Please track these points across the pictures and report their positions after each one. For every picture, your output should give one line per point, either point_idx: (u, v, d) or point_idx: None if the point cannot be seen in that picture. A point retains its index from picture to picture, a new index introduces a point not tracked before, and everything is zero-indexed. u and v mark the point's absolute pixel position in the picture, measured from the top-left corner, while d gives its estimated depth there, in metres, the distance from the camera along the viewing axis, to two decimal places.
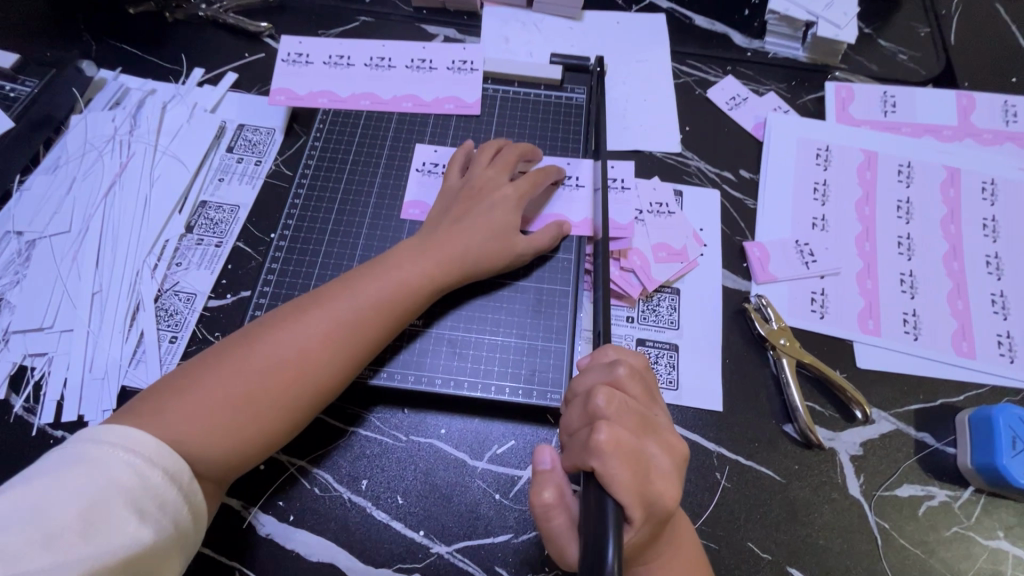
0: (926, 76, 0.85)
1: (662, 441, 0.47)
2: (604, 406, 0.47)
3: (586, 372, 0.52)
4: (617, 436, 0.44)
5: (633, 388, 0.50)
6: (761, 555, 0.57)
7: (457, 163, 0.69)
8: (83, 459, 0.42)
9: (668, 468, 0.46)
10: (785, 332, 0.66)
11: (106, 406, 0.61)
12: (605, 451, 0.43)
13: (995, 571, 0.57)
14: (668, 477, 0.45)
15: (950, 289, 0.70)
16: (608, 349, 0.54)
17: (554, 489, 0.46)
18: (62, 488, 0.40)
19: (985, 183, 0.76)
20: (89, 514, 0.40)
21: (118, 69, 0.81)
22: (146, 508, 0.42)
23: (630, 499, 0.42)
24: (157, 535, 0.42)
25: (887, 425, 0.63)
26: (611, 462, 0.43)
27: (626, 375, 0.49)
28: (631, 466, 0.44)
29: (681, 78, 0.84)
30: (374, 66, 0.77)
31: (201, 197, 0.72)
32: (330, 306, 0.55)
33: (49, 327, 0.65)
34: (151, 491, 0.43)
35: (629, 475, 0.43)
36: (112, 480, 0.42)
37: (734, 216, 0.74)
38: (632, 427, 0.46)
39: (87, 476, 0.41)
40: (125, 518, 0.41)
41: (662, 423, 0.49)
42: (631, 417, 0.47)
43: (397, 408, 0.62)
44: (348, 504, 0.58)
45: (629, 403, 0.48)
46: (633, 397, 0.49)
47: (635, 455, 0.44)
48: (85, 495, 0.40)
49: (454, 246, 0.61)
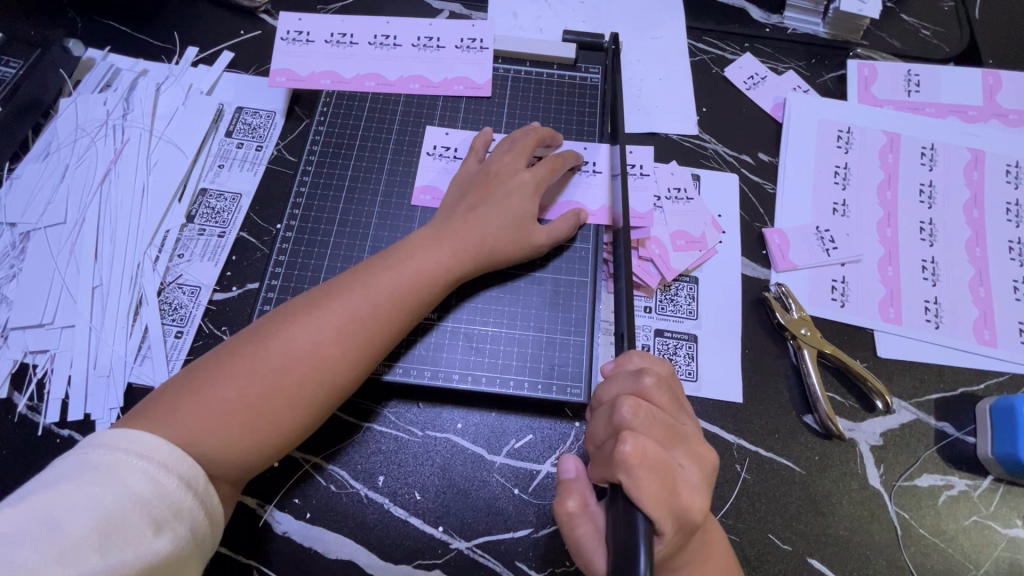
0: (949, 53, 0.82)
1: (690, 451, 0.47)
2: (630, 418, 0.45)
3: (611, 381, 0.50)
4: (643, 447, 0.43)
5: (661, 397, 0.48)
6: (781, 546, 0.57)
7: (479, 150, 0.66)
8: (95, 466, 0.41)
9: (697, 480, 0.46)
10: (806, 321, 0.64)
11: (112, 403, 0.59)
12: (632, 465, 0.43)
13: (1013, 559, 0.57)
14: (696, 487, 0.45)
15: (973, 275, 0.69)
16: (635, 354, 0.52)
17: (577, 498, 0.48)
18: (75, 498, 0.39)
19: (1010, 166, 0.74)
20: (105, 525, 0.39)
21: (106, 48, 0.77)
22: (162, 516, 0.41)
23: (660, 513, 0.42)
24: (174, 544, 0.41)
25: (908, 415, 0.62)
26: (639, 475, 0.42)
27: (653, 384, 0.48)
28: (660, 478, 0.43)
29: (698, 55, 0.81)
30: (378, 45, 0.73)
31: (201, 184, 0.69)
32: (343, 300, 0.53)
33: (49, 323, 0.62)
34: (167, 498, 0.42)
35: (658, 488, 0.43)
36: (126, 488, 0.40)
37: (753, 202, 0.72)
38: (660, 438, 0.46)
39: (100, 484, 0.40)
40: (141, 528, 0.40)
41: (689, 431, 0.48)
42: (658, 427, 0.46)
43: (412, 403, 0.61)
44: (365, 501, 0.57)
45: (656, 413, 0.46)
46: (660, 406, 0.48)
47: (664, 467, 0.44)
48: (100, 505, 0.39)
49: (470, 236, 0.59)
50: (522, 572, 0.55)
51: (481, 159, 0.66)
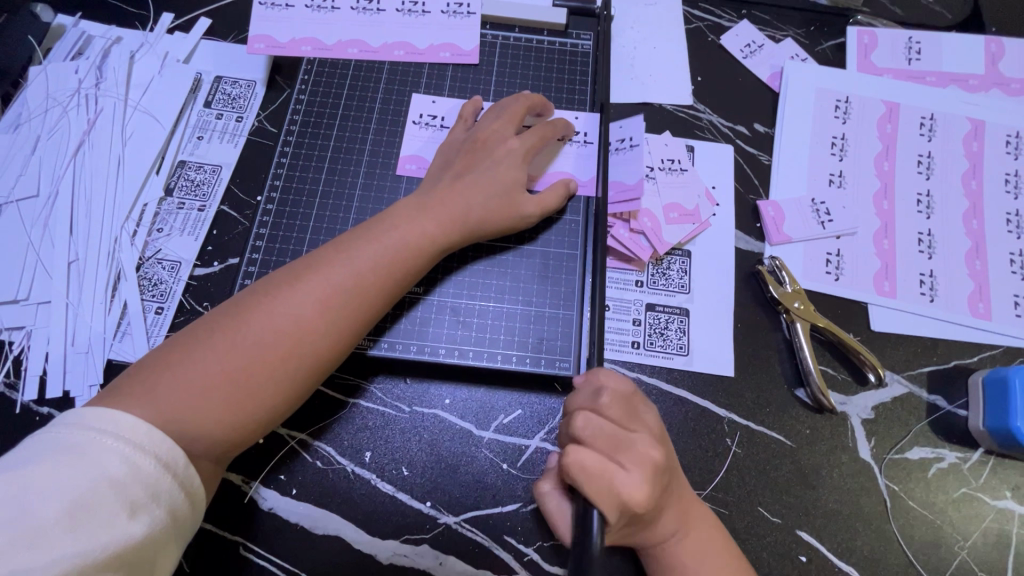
0: (952, 20, 0.80)
1: (638, 457, 0.46)
2: (579, 429, 0.46)
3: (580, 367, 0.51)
4: (586, 455, 0.45)
5: (615, 411, 0.48)
6: (771, 519, 0.57)
7: (466, 118, 0.64)
8: (70, 446, 0.40)
9: (642, 483, 0.44)
10: (799, 295, 0.63)
11: (92, 380, 0.58)
12: (575, 472, 0.44)
13: (1001, 530, 0.57)
14: (643, 486, 0.44)
15: (969, 248, 0.68)
16: (600, 372, 0.50)
17: (551, 481, 0.52)
18: (46, 480, 0.38)
19: (1010, 136, 0.72)
20: (77, 509, 0.38)
21: (77, 14, 0.73)
22: (139, 498, 0.40)
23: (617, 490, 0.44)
24: (151, 527, 0.41)
25: (900, 388, 0.62)
26: (597, 457, 0.44)
27: (609, 401, 0.48)
28: (602, 482, 0.44)
29: (693, 22, 0.78)
30: (361, 10, 0.70)
31: (179, 156, 0.67)
32: (326, 271, 0.51)
33: (25, 300, 0.61)
34: (143, 480, 0.41)
35: (614, 467, 0.44)
36: (100, 471, 0.39)
37: (748, 174, 0.71)
38: (607, 446, 0.46)
39: (73, 466, 0.39)
40: (115, 512, 0.39)
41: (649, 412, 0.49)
42: (605, 437, 0.46)
43: (399, 379, 0.60)
44: (351, 477, 0.56)
45: (605, 426, 0.47)
46: (613, 420, 0.47)
47: (606, 470, 0.44)
48: (72, 489, 0.38)
49: (455, 206, 0.57)
50: (511, 546, 0.55)
51: (468, 128, 0.64)
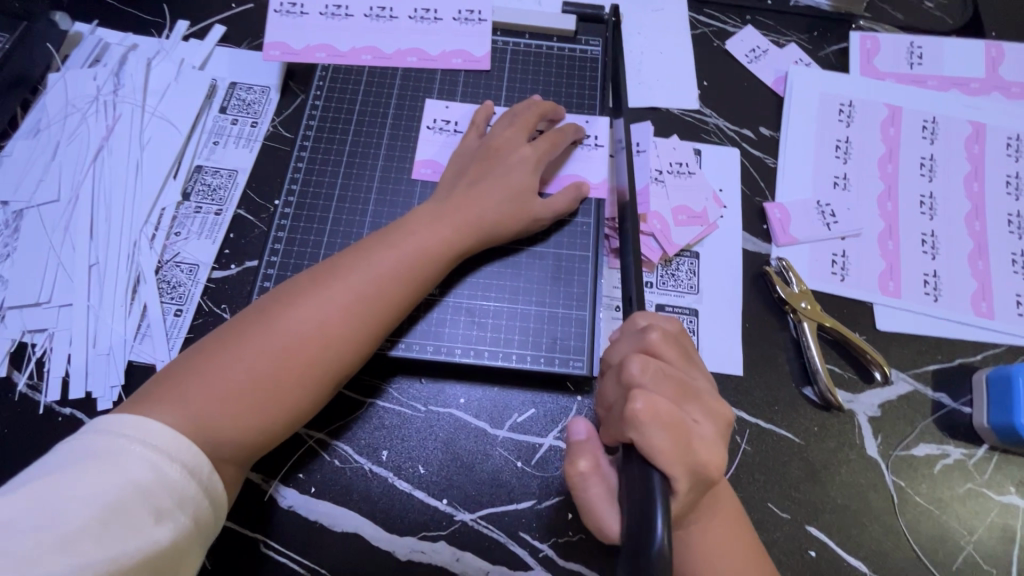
0: (952, 25, 0.81)
1: (705, 408, 0.47)
2: (639, 374, 0.45)
3: (618, 343, 0.51)
4: (654, 404, 0.43)
5: (669, 352, 0.48)
6: (781, 515, 0.58)
7: (478, 125, 0.65)
8: (97, 454, 0.41)
9: (713, 435, 0.45)
10: (806, 295, 0.65)
11: (113, 382, 0.59)
12: (642, 421, 0.42)
13: (1006, 525, 0.59)
14: (711, 442, 0.45)
15: (972, 248, 0.69)
16: (641, 315, 0.52)
17: (589, 458, 0.47)
18: (77, 486, 0.39)
19: (1011, 139, 0.74)
20: (106, 515, 0.39)
21: (95, 22, 0.75)
22: (165, 505, 0.41)
23: (673, 466, 0.42)
24: (175, 533, 0.41)
25: (906, 386, 0.63)
26: (652, 433, 0.42)
27: (660, 340, 0.48)
28: (673, 435, 0.43)
29: (699, 28, 0.79)
30: (374, 17, 0.72)
31: (196, 161, 0.68)
32: (347, 277, 0.52)
33: (47, 302, 0.62)
34: (169, 487, 0.42)
35: (671, 443, 0.42)
36: (127, 478, 0.40)
37: (754, 176, 0.72)
38: (670, 395, 0.45)
39: (102, 473, 0.40)
40: (142, 518, 0.40)
41: (701, 386, 0.48)
42: (669, 384, 0.46)
43: (415, 379, 0.61)
44: (369, 475, 0.57)
45: (666, 369, 0.46)
46: (670, 362, 0.48)
47: (677, 423, 0.43)
48: (101, 495, 0.39)
49: (471, 211, 0.58)
50: (526, 542, 0.56)
51: (480, 135, 0.65)
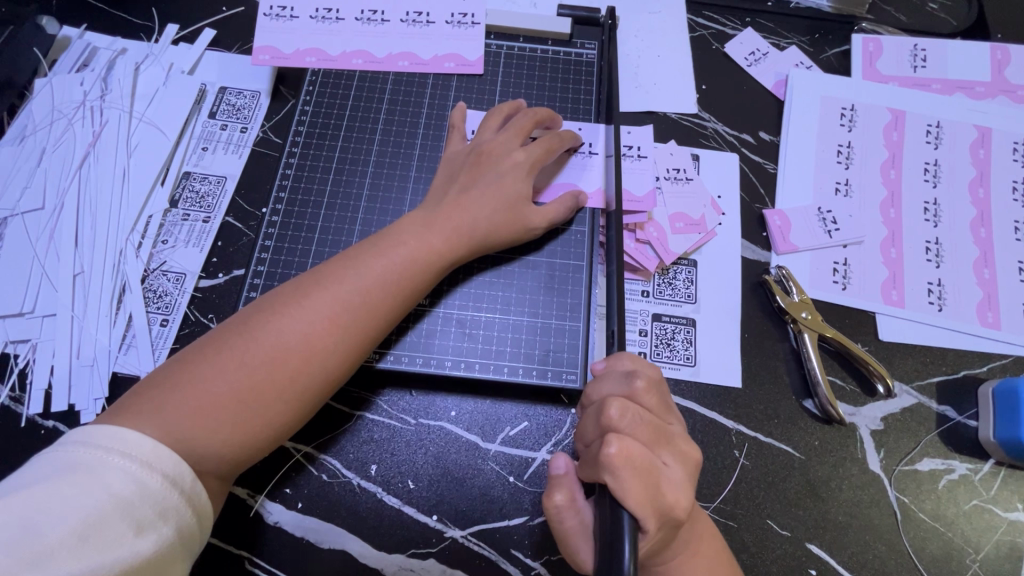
0: (956, 27, 0.80)
1: (677, 452, 0.46)
2: (617, 418, 0.44)
3: (601, 381, 0.49)
4: (628, 448, 0.42)
5: (650, 399, 0.47)
6: (780, 533, 0.56)
7: (459, 127, 0.64)
8: (76, 467, 0.40)
9: (682, 479, 0.44)
10: (807, 305, 0.63)
11: (97, 394, 0.58)
12: (617, 467, 0.41)
13: (1014, 543, 0.57)
14: (682, 487, 0.44)
15: (977, 256, 0.67)
16: (624, 357, 0.50)
17: (566, 493, 0.45)
18: (55, 498, 0.38)
19: (1017, 144, 0.72)
20: (84, 526, 0.37)
21: (83, 27, 0.74)
22: (145, 517, 0.40)
23: (645, 512, 0.41)
24: (158, 545, 0.40)
25: (910, 399, 0.61)
26: (623, 478, 0.41)
27: (644, 388, 0.46)
28: (645, 480, 0.42)
29: (697, 31, 0.78)
30: (365, 20, 0.70)
31: (184, 168, 0.67)
32: (335, 287, 0.51)
33: (30, 312, 0.61)
34: (151, 498, 0.40)
35: (642, 488, 0.41)
36: (107, 489, 0.39)
37: (753, 182, 0.70)
38: (646, 439, 0.44)
39: (80, 484, 0.39)
40: (121, 531, 0.38)
41: (676, 431, 0.47)
42: (646, 429, 0.45)
43: (405, 391, 0.59)
44: (358, 490, 0.56)
45: (644, 415, 0.45)
46: (649, 409, 0.46)
47: (648, 468, 0.42)
48: (80, 507, 0.38)
49: (462, 219, 0.57)
50: (518, 560, 0.54)
51: (464, 140, 0.64)
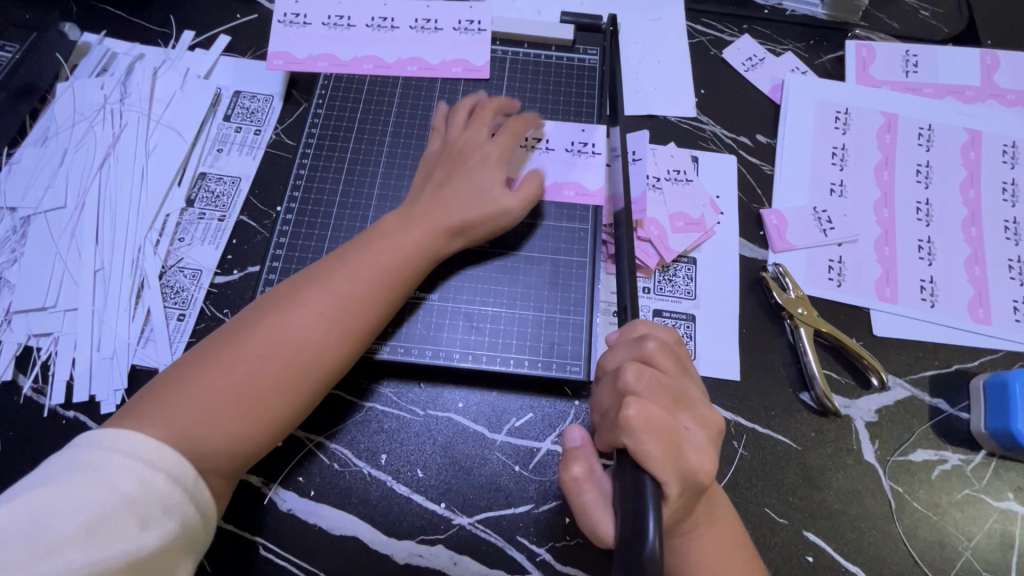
0: (947, 33, 0.82)
1: (696, 415, 0.47)
2: (634, 383, 0.46)
3: (616, 348, 0.51)
4: (648, 411, 0.44)
5: (665, 360, 0.49)
6: (778, 521, 0.58)
7: (439, 124, 0.66)
8: (82, 467, 0.41)
9: (705, 441, 0.46)
10: (803, 301, 0.65)
11: (116, 385, 0.60)
12: (635, 428, 0.43)
13: (1005, 531, 0.58)
14: (703, 449, 0.45)
15: (968, 254, 0.69)
16: (638, 323, 0.52)
17: (583, 464, 0.47)
18: (62, 498, 0.40)
19: (1007, 146, 0.74)
20: (90, 524, 0.39)
21: (103, 33, 0.76)
22: (148, 513, 0.41)
23: (666, 473, 0.42)
24: (162, 539, 0.42)
25: (903, 392, 0.63)
26: (643, 438, 0.43)
27: (657, 349, 0.48)
28: (665, 440, 0.43)
29: (696, 37, 0.80)
30: (376, 27, 0.73)
31: (200, 168, 0.69)
32: (324, 286, 0.53)
33: (52, 307, 0.63)
34: (154, 495, 0.42)
35: (663, 448, 0.43)
36: (110, 488, 0.41)
37: (751, 183, 0.73)
38: (664, 401, 0.46)
39: (86, 483, 0.40)
40: (126, 526, 0.40)
41: (694, 395, 0.48)
42: (663, 391, 0.46)
43: (414, 383, 0.61)
44: (369, 478, 0.58)
45: (661, 379, 0.47)
46: (665, 371, 0.48)
47: (669, 430, 0.44)
48: (86, 506, 0.39)
49: (444, 216, 0.59)
50: (524, 547, 0.56)
51: (439, 133, 0.66)
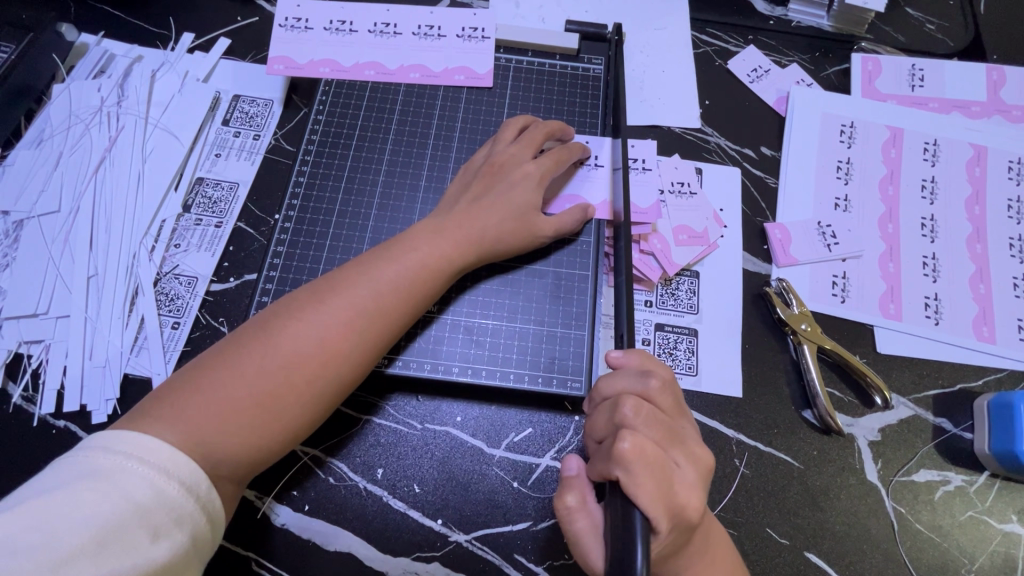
0: (952, 48, 0.82)
1: (688, 453, 0.47)
2: (631, 416, 0.45)
3: (617, 375, 0.50)
4: (641, 444, 0.43)
5: (665, 399, 0.48)
6: (780, 541, 0.57)
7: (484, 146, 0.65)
8: (95, 472, 0.40)
9: (694, 480, 0.45)
10: (806, 316, 0.64)
11: (109, 394, 0.59)
12: (628, 461, 0.42)
13: (1008, 554, 0.58)
14: (693, 487, 0.45)
15: (973, 272, 0.69)
16: (635, 353, 0.51)
17: (576, 495, 0.46)
18: (73, 504, 0.38)
19: (1012, 162, 0.74)
20: (103, 534, 0.37)
21: (101, 34, 0.75)
22: (161, 525, 0.40)
23: (657, 510, 0.41)
24: (172, 553, 0.40)
25: (906, 411, 0.63)
26: (635, 471, 0.42)
27: (658, 387, 0.48)
28: (656, 476, 0.43)
29: (701, 47, 0.80)
30: (378, 32, 0.72)
31: (197, 173, 0.68)
32: (348, 293, 0.52)
33: (44, 313, 0.62)
34: (166, 505, 0.41)
35: (654, 484, 0.42)
36: (124, 495, 0.39)
37: (755, 196, 0.72)
38: (659, 437, 0.45)
39: (100, 490, 0.39)
40: (138, 537, 0.39)
41: (688, 433, 0.48)
42: (658, 427, 0.46)
43: (413, 396, 0.60)
44: (364, 493, 0.57)
45: (658, 415, 0.46)
46: (662, 408, 0.48)
47: (661, 465, 0.43)
48: (98, 513, 0.38)
49: (474, 229, 0.58)
50: (521, 564, 0.55)
51: (484, 151, 0.65)
